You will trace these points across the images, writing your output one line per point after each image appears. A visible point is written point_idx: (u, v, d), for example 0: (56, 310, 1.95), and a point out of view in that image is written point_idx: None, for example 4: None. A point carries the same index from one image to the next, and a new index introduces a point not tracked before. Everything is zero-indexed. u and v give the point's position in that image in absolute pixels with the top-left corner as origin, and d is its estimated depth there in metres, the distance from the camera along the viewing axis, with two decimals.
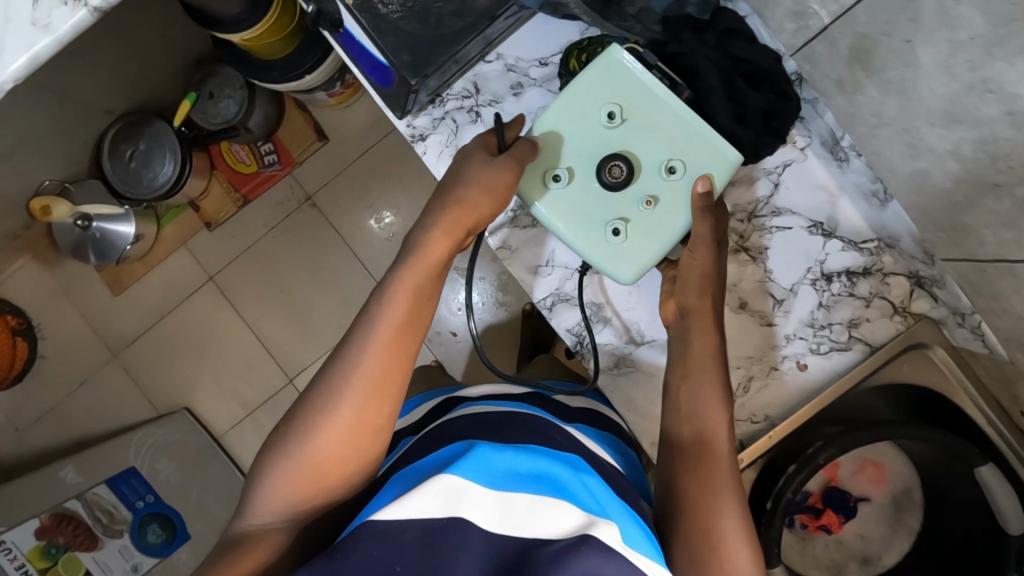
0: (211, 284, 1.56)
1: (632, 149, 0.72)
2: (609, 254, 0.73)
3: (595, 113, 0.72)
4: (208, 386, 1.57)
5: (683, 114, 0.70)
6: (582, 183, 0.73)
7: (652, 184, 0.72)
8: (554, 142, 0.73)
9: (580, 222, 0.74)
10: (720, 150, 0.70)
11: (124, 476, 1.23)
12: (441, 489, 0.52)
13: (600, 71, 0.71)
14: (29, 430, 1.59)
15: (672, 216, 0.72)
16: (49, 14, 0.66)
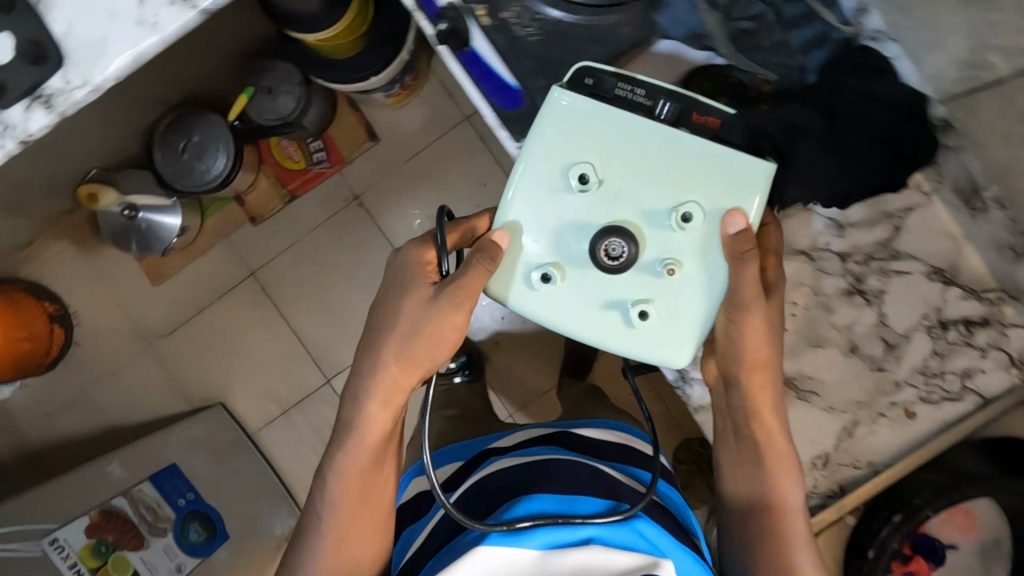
0: (253, 280, 1.54)
1: (625, 218, 0.70)
2: (642, 341, 0.71)
3: (564, 187, 0.70)
4: (245, 382, 1.56)
5: (675, 141, 0.68)
6: (583, 272, 0.71)
7: (663, 248, 0.70)
8: (533, 242, 0.72)
9: (598, 316, 0.72)
10: (739, 175, 0.68)
11: (165, 472, 1.22)
12: (482, 561, 0.65)
13: (549, 135, 0.69)
14: (61, 416, 1.58)
15: (702, 268, 0.70)
16: (156, 13, 0.65)
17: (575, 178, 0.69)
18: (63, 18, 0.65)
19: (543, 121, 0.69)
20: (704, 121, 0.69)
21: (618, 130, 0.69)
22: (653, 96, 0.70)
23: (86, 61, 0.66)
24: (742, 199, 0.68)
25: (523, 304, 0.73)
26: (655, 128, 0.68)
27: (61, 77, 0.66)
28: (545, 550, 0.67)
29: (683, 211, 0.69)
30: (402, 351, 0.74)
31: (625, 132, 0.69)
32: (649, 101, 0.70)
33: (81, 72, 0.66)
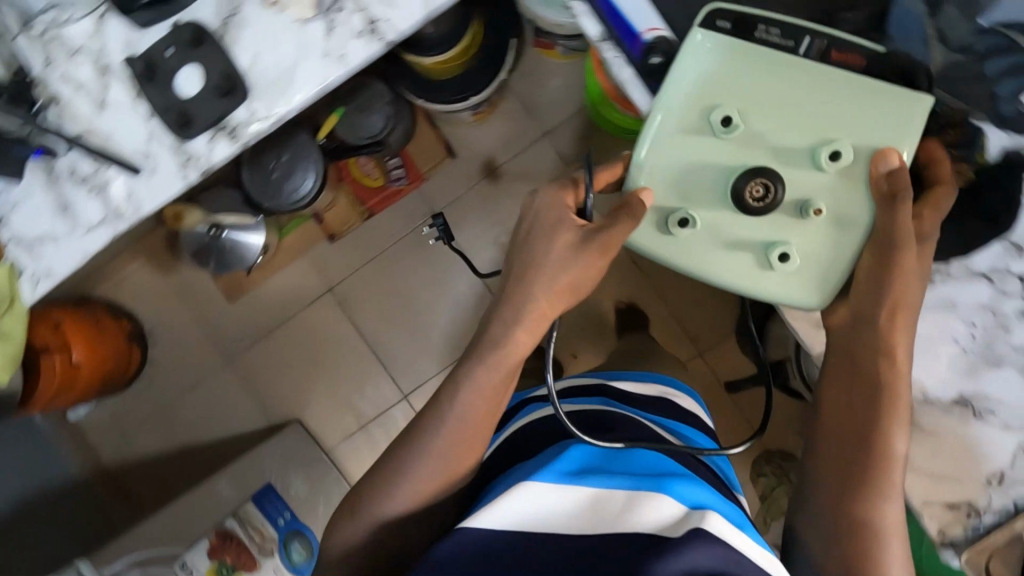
0: (330, 295, 1.55)
1: (766, 161, 0.66)
2: (775, 284, 0.67)
3: (701, 125, 0.67)
4: (324, 398, 1.55)
5: (832, 76, 0.63)
6: (716, 215, 0.68)
7: (810, 186, 0.65)
8: (660, 186, 0.68)
9: (732, 259, 0.68)
10: (904, 112, 0.62)
11: (263, 492, 1.21)
12: (523, 494, 0.62)
13: (693, 72, 0.66)
14: (137, 433, 1.57)
15: (846, 209, 0.65)
16: (343, 45, 0.66)
17: (715, 117, 0.66)
18: (248, 50, 0.66)
19: (684, 59, 0.65)
20: (849, 57, 0.63)
21: (751, 58, 0.65)
22: (794, 33, 0.64)
23: (271, 92, 0.67)
24: (904, 143, 0.63)
25: (649, 249, 0.69)
26: (804, 64, 0.64)
27: (245, 108, 0.67)
28: (594, 493, 0.63)
29: (834, 147, 0.64)
30: (553, 285, 0.71)
31: (772, 65, 0.64)
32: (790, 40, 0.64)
33: (265, 104, 0.67)
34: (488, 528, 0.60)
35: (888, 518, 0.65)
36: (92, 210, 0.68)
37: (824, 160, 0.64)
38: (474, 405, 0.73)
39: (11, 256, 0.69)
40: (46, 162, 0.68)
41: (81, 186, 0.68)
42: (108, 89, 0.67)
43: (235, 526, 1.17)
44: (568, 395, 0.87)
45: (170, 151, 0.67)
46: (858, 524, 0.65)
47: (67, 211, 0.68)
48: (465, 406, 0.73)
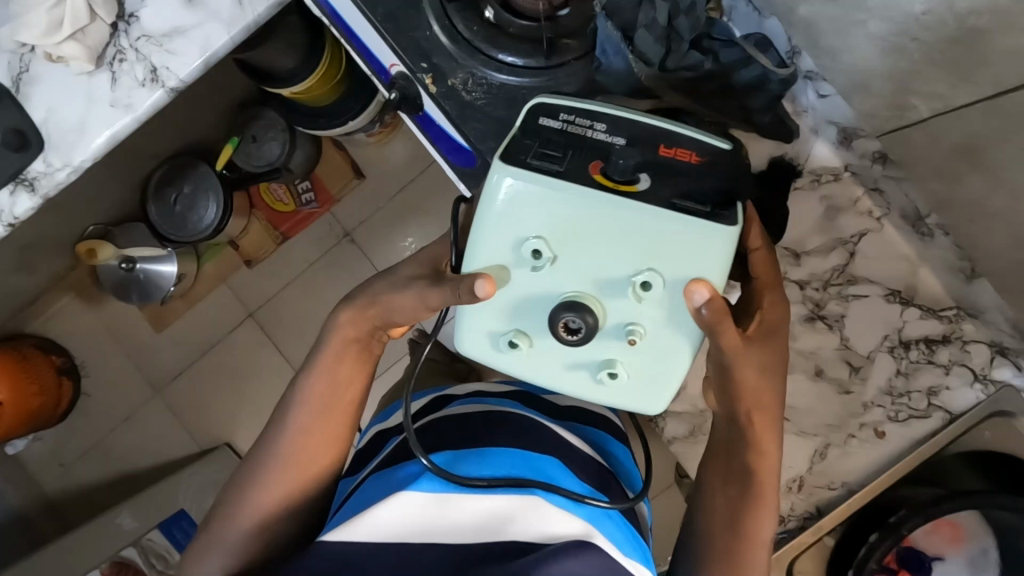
0: (252, 320, 1.58)
1: (585, 290, 0.60)
2: (606, 399, 0.64)
3: (515, 257, 0.60)
4: (253, 422, 1.58)
5: (644, 209, 0.58)
6: (549, 339, 0.62)
7: (631, 312, 0.60)
8: (489, 309, 0.63)
9: (563, 376, 0.64)
10: (710, 242, 0.58)
11: (175, 518, 1.23)
12: (405, 500, 0.63)
13: (508, 206, 0.59)
14: (75, 465, 1.61)
15: (671, 335, 0.61)
16: (129, 94, 0.68)
17: (526, 248, 0.59)
18: (41, 105, 0.69)
19: (496, 199, 0.59)
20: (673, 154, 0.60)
21: (561, 184, 0.58)
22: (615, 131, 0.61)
23: (65, 144, 0.69)
24: (715, 271, 0.59)
25: (492, 366, 0.66)
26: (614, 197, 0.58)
27: (42, 161, 0.69)
28: (475, 502, 0.64)
29: (645, 280, 0.59)
30: (363, 308, 0.75)
31: (580, 200, 0.58)
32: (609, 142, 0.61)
33: (61, 155, 0.69)
34: (358, 544, 0.61)
35: None
36: None
37: (638, 290, 0.59)
38: (338, 396, 0.78)
39: None
40: None
41: None
42: None
43: None
44: (487, 397, 0.85)
45: None
46: None
47: None
48: (330, 395, 0.77)
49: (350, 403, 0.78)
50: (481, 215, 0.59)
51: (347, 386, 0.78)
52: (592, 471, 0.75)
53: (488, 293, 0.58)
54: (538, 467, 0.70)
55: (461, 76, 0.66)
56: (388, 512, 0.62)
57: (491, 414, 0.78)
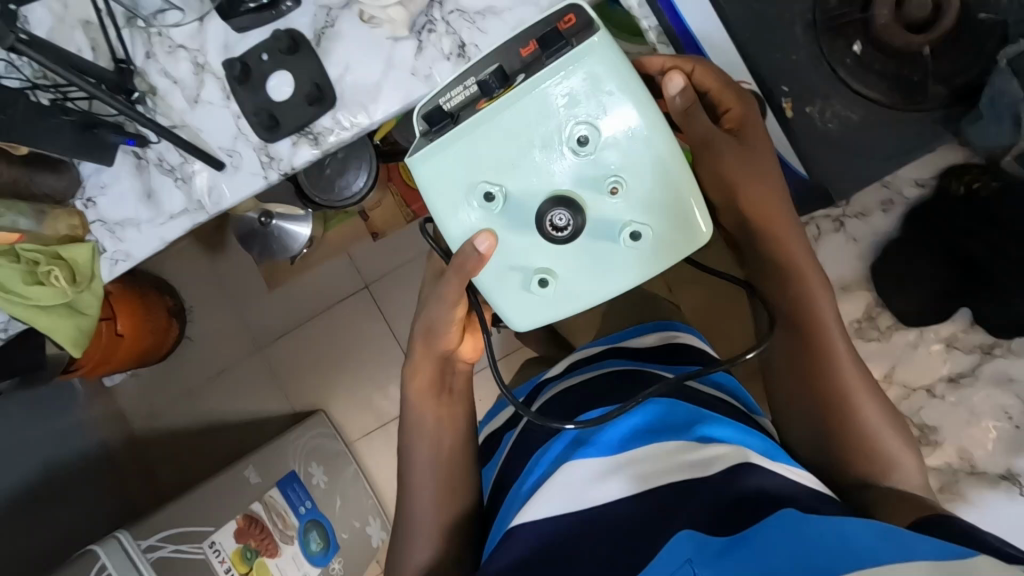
0: (366, 293, 1.58)
1: (554, 186, 0.64)
2: (642, 261, 0.65)
3: (484, 216, 0.65)
4: (347, 393, 1.58)
5: (526, 90, 0.62)
6: (563, 253, 0.65)
7: (598, 171, 0.63)
8: (507, 270, 0.67)
9: (597, 269, 0.66)
10: (566, 85, 0.61)
11: (289, 480, 1.25)
12: (568, 474, 0.64)
13: (459, 180, 0.64)
14: (163, 408, 1.60)
15: (647, 172, 0.63)
16: (431, 65, 0.68)
17: (482, 206, 0.65)
18: (339, 61, 0.68)
19: (436, 181, 0.65)
20: (530, 49, 0.64)
21: (476, 128, 0.63)
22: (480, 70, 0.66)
23: (357, 104, 0.69)
24: (616, 90, 0.61)
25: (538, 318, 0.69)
26: (507, 97, 0.62)
27: (331, 116, 0.69)
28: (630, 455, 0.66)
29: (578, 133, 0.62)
30: (427, 335, 0.79)
31: (498, 121, 0.62)
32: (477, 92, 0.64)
33: (350, 114, 0.69)
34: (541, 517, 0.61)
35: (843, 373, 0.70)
36: (175, 201, 0.71)
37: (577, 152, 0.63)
38: (436, 435, 0.81)
39: (93, 236, 0.71)
40: (135, 150, 0.70)
41: (167, 175, 0.71)
42: (203, 86, 0.70)
43: (258, 508, 1.13)
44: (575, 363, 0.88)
45: (255, 151, 0.70)
46: (828, 387, 0.70)
47: (151, 200, 0.71)
48: (431, 434, 0.81)
49: (448, 426, 0.82)
50: (447, 222, 0.66)
51: (438, 417, 0.81)
52: (699, 397, 0.73)
53: (493, 239, 0.64)
54: (654, 412, 0.69)
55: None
56: (556, 483, 0.63)
57: (616, 372, 0.80)
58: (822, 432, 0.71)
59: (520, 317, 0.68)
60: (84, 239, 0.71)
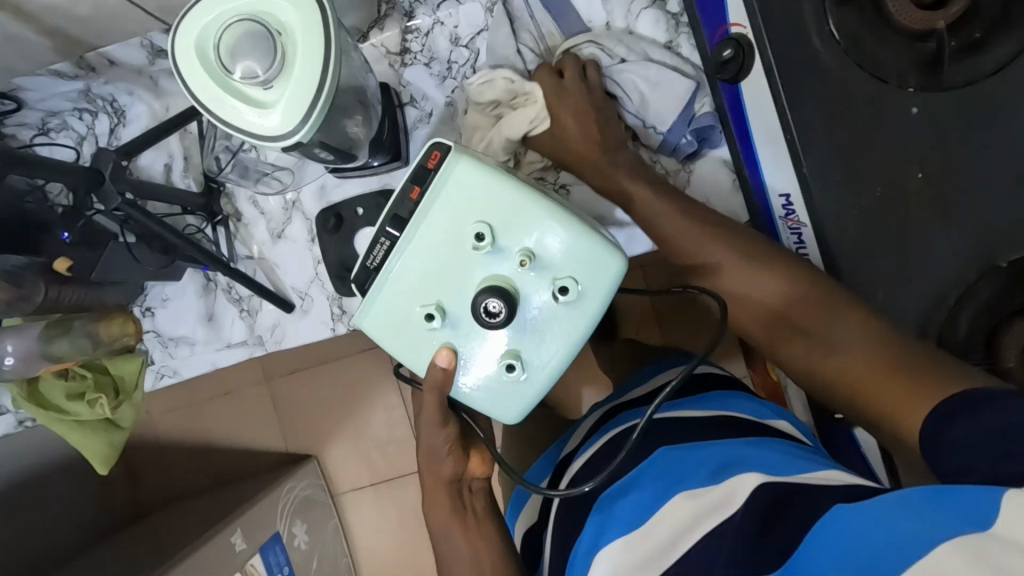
0: (384, 349, 1.53)
1: (477, 281, 0.47)
2: (597, 314, 0.47)
3: (431, 341, 0.49)
4: (345, 444, 1.55)
5: (416, 227, 0.47)
6: (518, 333, 0.47)
7: (505, 248, 0.47)
8: (475, 377, 0.49)
9: (554, 337, 0.47)
10: (443, 193, 0.46)
11: (271, 542, 1.22)
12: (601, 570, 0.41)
13: (399, 322, 0.49)
14: (159, 418, 1.57)
15: (548, 225, 0.46)
16: None
17: (425, 330, 0.48)
18: None
19: (386, 344, 0.49)
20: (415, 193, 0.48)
21: (392, 273, 0.48)
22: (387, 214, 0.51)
23: None
24: (489, 183, 0.46)
25: (523, 410, 0.50)
26: (405, 236, 0.47)
27: None
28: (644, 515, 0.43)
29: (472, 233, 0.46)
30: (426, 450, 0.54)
31: (400, 256, 0.48)
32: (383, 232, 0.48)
33: None
34: None
35: (841, 325, 0.48)
36: (236, 331, 0.69)
37: (483, 243, 0.46)
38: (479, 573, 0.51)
39: (143, 348, 0.69)
40: (206, 273, 0.68)
41: (234, 304, 0.68)
42: (289, 223, 0.68)
43: None
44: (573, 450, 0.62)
45: (328, 300, 0.68)
46: (831, 339, 0.48)
47: (211, 323, 0.69)
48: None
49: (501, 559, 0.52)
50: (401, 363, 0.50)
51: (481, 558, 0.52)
52: (725, 428, 0.50)
53: (451, 357, 0.47)
54: (643, 466, 0.48)
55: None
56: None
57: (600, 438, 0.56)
58: (850, 372, 0.46)
59: (500, 416, 0.50)
60: (134, 350, 0.68)
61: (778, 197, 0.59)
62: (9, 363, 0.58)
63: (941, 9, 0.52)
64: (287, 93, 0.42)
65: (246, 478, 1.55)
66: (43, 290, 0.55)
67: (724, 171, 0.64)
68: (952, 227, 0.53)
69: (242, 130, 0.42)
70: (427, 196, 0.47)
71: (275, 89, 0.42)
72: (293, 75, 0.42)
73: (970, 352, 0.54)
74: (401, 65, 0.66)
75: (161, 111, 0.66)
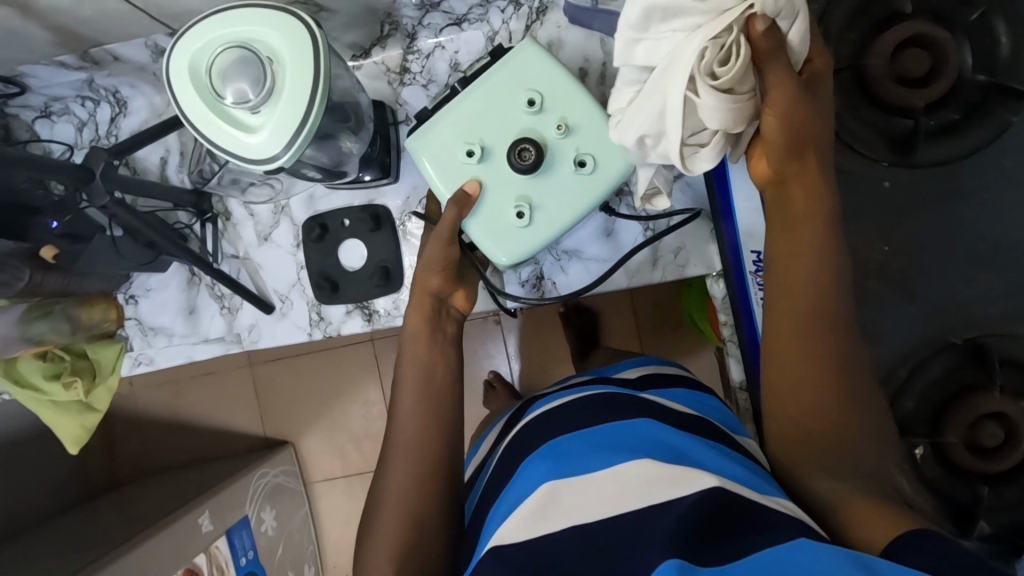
0: (369, 345, 1.55)
1: (518, 131, 0.54)
2: (604, 189, 0.53)
3: (462, 174, 0.54)
4: (323, 437, 1.58)
5: (482, 78, 0.54)
6: (538, 187, 0.54)
7: (551, 116, 0.54)
8: (488, 216, 0.54)
9: (566, 198, 0.54)
10: (512, 63, 0.54)
11: (239, 527, 1.24)
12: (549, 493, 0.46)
13: (440, 151, 0.54)
14: (142, 392, 1.59)
15: (591, 112, 0.53)
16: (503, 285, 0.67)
17: (460, 165, 0.54)
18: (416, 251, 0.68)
19: (422, 164, 0.54)
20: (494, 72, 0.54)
21: (452, 109, 0.54)
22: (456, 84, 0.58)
23: None
24: (553, 66, 0.54)
25: (519, 261, 0.55)
26: (471, 86, 0.54)
27: (391, 299, 0.68)
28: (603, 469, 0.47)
29: (526, 95, 0.53)
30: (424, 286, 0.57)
31: (464, 98, 0.54)
32: (453, 88, 0.56)
33: None
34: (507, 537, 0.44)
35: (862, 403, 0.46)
36: (214, 327, 0.70)
37: (533, 106, 0.53)
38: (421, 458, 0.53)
39: (124, 334, 0.70)
40: (191, 267, 0.70)
41: (215, 301, 0.70)
42: (276, 228, 0.69)
43: (202, 561, 1.12)
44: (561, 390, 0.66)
45: (307, 306, 0.69)
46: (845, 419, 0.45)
47: (191, 317, 0.70)
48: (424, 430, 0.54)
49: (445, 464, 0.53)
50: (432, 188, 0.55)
51: (430, 427, 0.54)
52: (700, 430, 0.53)
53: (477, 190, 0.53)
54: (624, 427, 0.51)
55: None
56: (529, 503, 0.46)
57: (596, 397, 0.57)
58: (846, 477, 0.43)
59: (498, 258, 0.54)
60: (114, 336, 0.70)
61: (750, 252, 0.59)
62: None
63: (923, 89, 0.53)
64: (274, 119, 0.43)
65: (222, 457, 1.57)
66: (26, 274, 0.56)
67: (703, 220, 0.64)
68: (908, 298, 0.55)
69: (228, 151, 0.44)
70: (501, 61, 0.54)
71: (262, 114, 0.43)
72: (280, 103, 0.43)
73: (915, 423, 0.55)
74: (399, 84, 0.68)
75: (162, 106, 0.68)
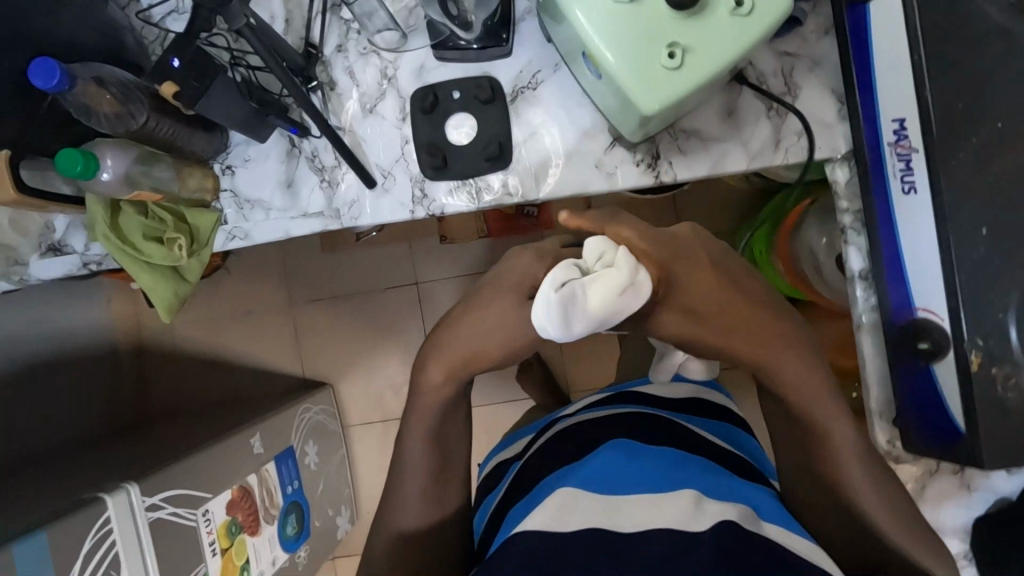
0: (414, 289, 1.53)
1: None
2: (759, 34, 0.49)
3: (608, 14, 0.50)
4: (361, 381, 1.56)
5: None
6: (689, 28, 0.50)
7: None
8: (633, 59, 0.50)
9: (718, 42, 0.49)
10: None
11: (285, 455, 1.22)
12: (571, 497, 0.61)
13: None
14: (180, 328, 1.57)
15: None
16: (617, 166, 0.65)
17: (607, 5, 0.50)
18: (527, 125, 0.66)
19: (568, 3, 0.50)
20: None
21: None
22: None
23: (530, 175, 0.66)
24: None
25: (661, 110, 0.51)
26: None
27: (499, 177, 0.66)
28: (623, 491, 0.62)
29: None
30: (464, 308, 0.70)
31: None
32: None
33: (521, 183, 0.66)
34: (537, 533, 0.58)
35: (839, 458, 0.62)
36: (313, 201, 0.68)
37: None
38: (433, 442, 0.72)
39: (219, 205, 0.68)
40: (292, 137, 0.67)
41: (315, 173, 0.68)
42: (382, 99, 0.67)
43: (253, 481, 1.09)
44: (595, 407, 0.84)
45: (410, 182, 0.67)
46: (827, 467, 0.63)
47: (290, 190, 0.68)
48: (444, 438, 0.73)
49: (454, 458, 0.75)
50: (576, 30, 0.51)
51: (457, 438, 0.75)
52: (711, 455, 0.72)
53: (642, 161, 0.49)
54: (655, 456, 0.67)
55: (1009, 370, 0.53)
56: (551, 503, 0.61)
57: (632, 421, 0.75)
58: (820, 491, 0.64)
59: (641, 108, 0.50)
60: (208, 206, 0.68)
61: (891, 121, 0.56)
62: (106, 178, 0.59)
63: None
64: None
65: (260, 397, 1.55)
66: (143, 113, 0.58)
67: (831, 98, 0.62)
68: None
69: None
70: None
71: None
72: None
73: None
74: None
75: None
